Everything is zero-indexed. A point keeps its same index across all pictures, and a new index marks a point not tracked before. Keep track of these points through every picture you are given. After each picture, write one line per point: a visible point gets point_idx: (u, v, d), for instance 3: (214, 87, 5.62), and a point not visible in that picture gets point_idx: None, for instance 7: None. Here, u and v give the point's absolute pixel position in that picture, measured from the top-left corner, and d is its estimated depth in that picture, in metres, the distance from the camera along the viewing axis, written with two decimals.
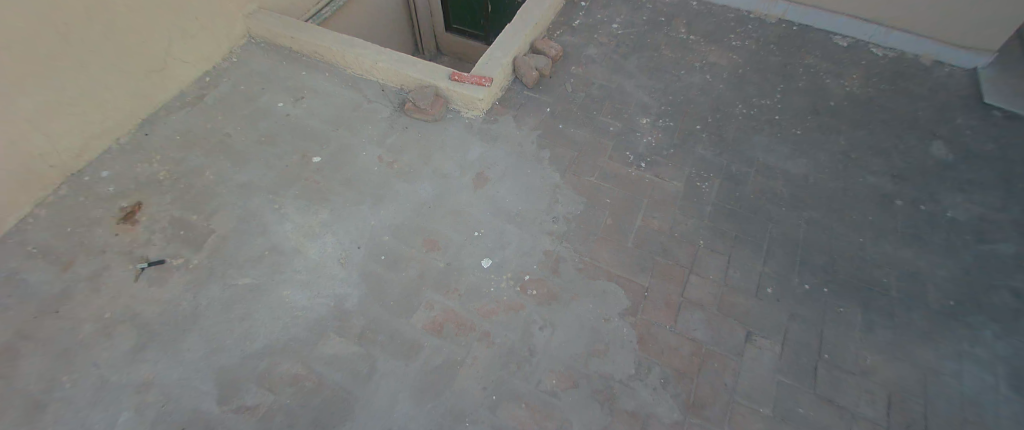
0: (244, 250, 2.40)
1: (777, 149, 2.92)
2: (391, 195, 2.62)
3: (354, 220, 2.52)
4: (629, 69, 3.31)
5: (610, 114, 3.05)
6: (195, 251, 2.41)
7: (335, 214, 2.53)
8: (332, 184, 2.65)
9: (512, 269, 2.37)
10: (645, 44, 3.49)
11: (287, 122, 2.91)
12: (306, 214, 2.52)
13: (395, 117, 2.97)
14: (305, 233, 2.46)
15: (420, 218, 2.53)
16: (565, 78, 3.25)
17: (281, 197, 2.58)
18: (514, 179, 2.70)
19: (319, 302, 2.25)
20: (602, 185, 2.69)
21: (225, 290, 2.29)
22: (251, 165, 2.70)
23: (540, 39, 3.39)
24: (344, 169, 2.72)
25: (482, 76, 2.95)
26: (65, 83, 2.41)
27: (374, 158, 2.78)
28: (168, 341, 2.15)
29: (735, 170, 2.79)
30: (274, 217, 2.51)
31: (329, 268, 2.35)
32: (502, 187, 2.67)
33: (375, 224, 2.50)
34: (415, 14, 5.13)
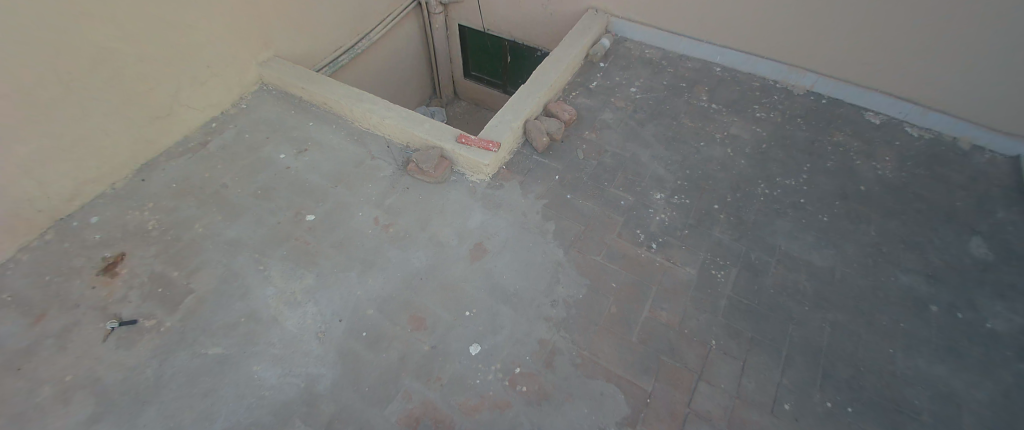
0: (221, 316, 2.26)
1: (801, 237, 2.70)
2: (383, 262, 2.48)
3: (339, 288, 2.36)
4: (644, 137, 3.18)
5: (622, 186, 2.88)
6: (170, 312, 2.28)
7: (320, 280, 2.39)
8: (322, 245, 2.53)
9: (502, 358, 2.17)
10: (664, 110, 3.36)
11: (287, 175, 2.83)
12: (291, 278, 2.39)
13: (396, 176, 2.86)
14: (285, 300, 2.32)
15: (409, 291, 2.36)
16: (578, 143, 3.12)
17: (267, 258, 2.46)
18: (514, 253, 2.53)
19: (289, 381, 2.07)
20: (608, 266, 2.49)
21: (193, 360, 2.14)
22: (243, 220, 2.61)
23: (554, 102, 3.31)
24: (337, 230, 2.60)
25: (490, 140, 2.84)
26: (62, 130, 2.37)
27: (370, 219, 2.66)
28: (125, 414, 1.99)
29: (754, 259, 2.57)
30: (258, 280, 2.38)
31: (305, 342, 2.18)
32: (501, 261, 2.50)
33: (361, 294, 2.35)
34: (434, 59, 5.15)
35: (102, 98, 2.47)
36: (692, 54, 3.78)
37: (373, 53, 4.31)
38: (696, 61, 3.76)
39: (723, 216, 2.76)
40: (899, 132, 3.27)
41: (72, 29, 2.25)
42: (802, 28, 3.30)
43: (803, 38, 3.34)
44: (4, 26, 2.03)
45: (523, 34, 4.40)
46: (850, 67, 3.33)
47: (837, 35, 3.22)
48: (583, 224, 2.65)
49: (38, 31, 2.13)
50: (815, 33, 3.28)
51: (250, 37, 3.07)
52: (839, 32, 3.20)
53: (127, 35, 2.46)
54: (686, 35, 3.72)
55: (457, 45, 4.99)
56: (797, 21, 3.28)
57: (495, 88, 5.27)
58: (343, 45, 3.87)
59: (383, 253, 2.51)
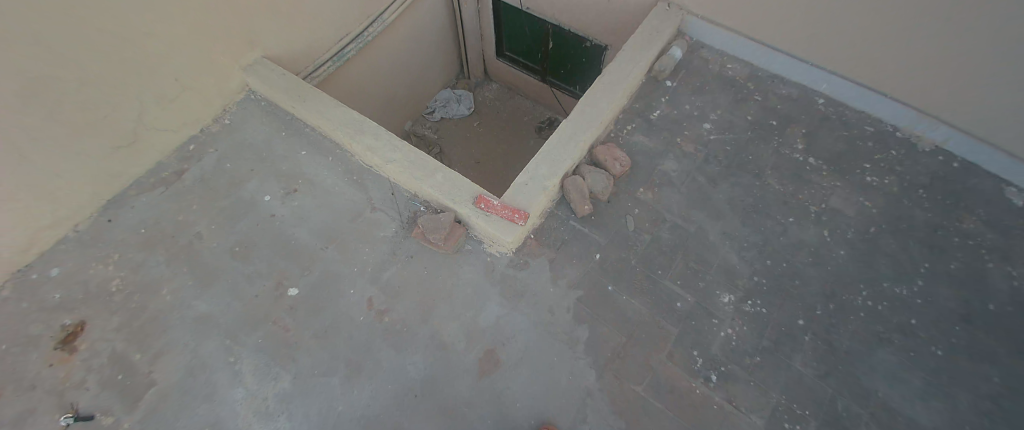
0: (184, 423, 1.93)
1: (905, 378, 2.09)
2: (375, 365, 2.06)
3: (321, 398, 1.99)
4: (717, 205, 2.47)
5: (681, 278, 2.28)
6: (130, 408, 1.95)
7: (299, 384, 2.01)
8: (303, 335, 2.10)
9: None
10: (743, 163, 2.58)
11: (271, 227, 2.36)
12: (265, 378, 2.02)
13: (400, 238, 2.34)
14: (257, 409, 1.96)
15: (402, 412, 1.97)
16: (630, 206, 2.46)
17: (240, 346, 2.08)
18: (534, 371, 2.05)
19: None
20: (652, 402, 2.02)
21: None
22: (215, 289, 2.19)
23: (605, 144, 2.58)
24: (323, 313, 2.15)
25: (516, 208, 2.21)
26: (11, 183, 1.94)
27: (362, 301, 2.19)
28: None
29: (841, 410, 2.02)
30: (227, 375, 2.02)
31: None
32: (516, 379, 2.04)
33: (345, 409, 1.97)
34: (464, 35, 4.37)
35: (40, 138, 1.96)
36: (790, 75, 2.85)
37: (391, 37, 3.60)
38: (793, 85, 2.85)
39: (807, 338, 2.17)
40: None
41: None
42: (944, 64, 2.33)
43: (947, 81, 2.38)
44: None
45: (569, 20, 3.57)
46: (1004, 129, 2.37)
47: (999, 86, 2.26)
48: (626, 336, 2.12)
49: None
50: (967, 77, 2.32)
51: (230, 38, 2.43)
52: (1004, 82, 2.23)
53: (58, 50, 1.86)
54: (788, 52, 2.79)
55: (489, 19, 4.13)
56: (939, 51, 2.31)
57: (533, 74, 4.42)
58: (351, 32, 3.17)
59: (375, 354, 2.08)
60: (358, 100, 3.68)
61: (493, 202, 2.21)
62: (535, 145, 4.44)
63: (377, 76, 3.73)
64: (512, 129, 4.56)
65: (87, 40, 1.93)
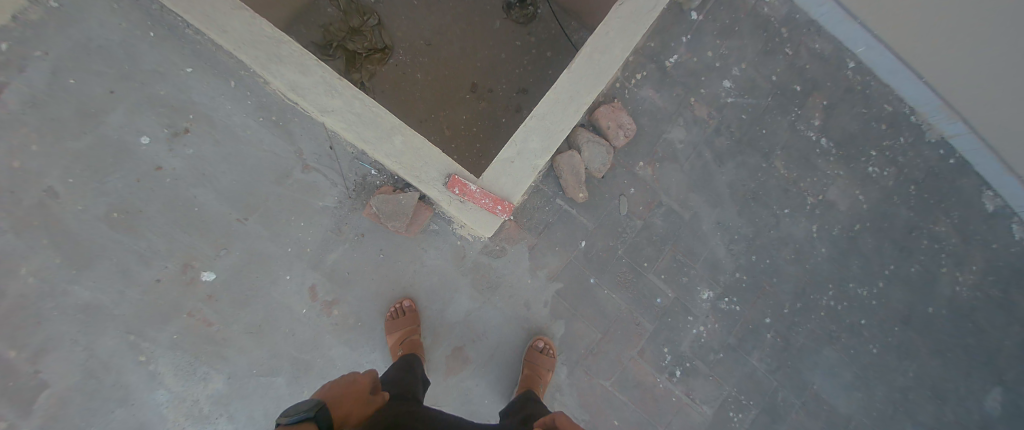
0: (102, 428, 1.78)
1: (841, 373, 2.28)
2: (325, 367, 1.92)
3: (261, 399, 1.88)
4: (718, 187, 2.22)
5: (665, 272, 2.15)
6: (22, 415, 1.73)
7: (234, 384, 1.87)
8: (230, 329, 1.83)
9: None
10: (755, 138, 2.29)
11: (163, 186, 1.75)
12: (189, 379, 1.83)
13: (345, 212, 1.85)
14: (187, 412, 1.84)
15: None
16: (625, 183, 2.13)
17: (149, 343, 1.78)
18: (501, 371, 2.02)
19: None
20: (616, 397, 2.11)
21: None
22: (100, 274, 1.74)
23: (608, 104, 2.13)
24: (251, 304, 1.83)
25: (499, 195, 1.81)
26: None
27: (302, 290, 1.86)
28: None
29: (779, 400, 2.22)
30: (140, 375, 1.79)
31: None
32: (485, 378, 2.03)
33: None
34: None
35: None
36: (821, 16, 2.35)
37: None
38: (830, 39, 2.39)
39: (767, 335, 2.23)
40: (1005, 233, 2.37)
41: None
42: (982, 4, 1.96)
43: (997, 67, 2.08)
44: None
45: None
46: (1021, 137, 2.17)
47: None
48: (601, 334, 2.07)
49: None
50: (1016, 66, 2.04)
51: None
52: None
53: None
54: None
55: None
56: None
57: None
58: None
59: (325, 351, 1.91)
60: None
61: (470, 185, 1.76)
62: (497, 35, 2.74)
63: None
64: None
65: None
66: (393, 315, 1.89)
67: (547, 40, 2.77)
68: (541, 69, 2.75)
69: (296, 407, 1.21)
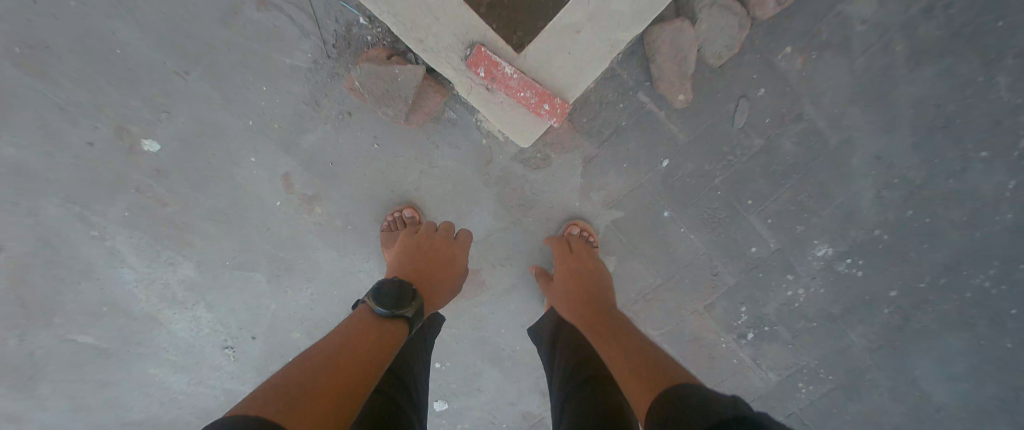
0: (73, 298, 1.61)
1: (950, 362, 1.68)
2: (310, 270, 1.61)
3: (240, 295, 1.65)
4: (896, 106, 1.51)
5: (773, 215, 1.63)
6: None
7: (207, 276, 1.60)
8: (190, 214, 1.47)
9: (474, 418, 2.15)
10: (974, 36, 1.45)
11: (71, 15, 1.27)
12: (154, 263, 1.56)
13: (332, 81, 1.35)
14: (160, 295, 1.63)
15: None
16: (751, 81, 1.50)
17: (96, 217, 1.46)
18: (529, 300, 1.72)
19: (203, 390, 1.88)
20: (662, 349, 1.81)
21: (65, 343, 1.73)
22: (18, 127, 1.35)
23: None
24: (210, 187, 1.44)
25: (548, 89, 1.22)
26: None
27: (275, 180, 1.44)
28: (19, 382, 1.79)
29: (864, 380, 1.73)
30: (99, 252, 1.53)
31: (210, 355, 1.80)
32: (511, 305, 1.76)
33: (278, 309, 1.70)
34: None
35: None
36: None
37: None
38: None
39: (886, 312, 1.67)
40: None
41: None
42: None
43: None
44: None
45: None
46: None
47: None
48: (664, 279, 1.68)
49: None
50: None
51: None
52: None
53: None
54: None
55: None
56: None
57: None
58: None
59: (306, 254, 1.58)
60: None
61: (503, 68, 1.16)
62: None
63: None
64: None
65: None
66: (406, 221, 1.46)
67: None
68: None
69: (385, 287, 1.11)
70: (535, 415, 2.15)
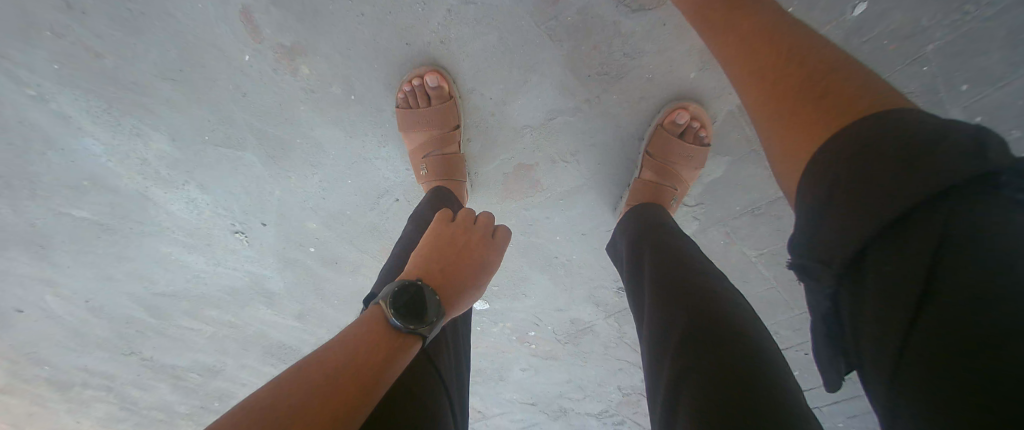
0: (42, 170, 1.33)
1: None
2: (312, 152, 1.21)
3: (237, 177, 1.29)
4: None
5: (986, 114, 1.09)
6: None
7: (190, 153, 1.23)
8: (140, 68, 1.06)
9: (513, 319, 1.94)
10: None
11: None
12: (119, 132, 1.20)
13: None
14: (143, 172, 1.30)
15: (377, 214, 1.38)
16: None
17: (21, 67, 1.08)
18: (596, 207, 1.31)
19: (227, 271, 1.71)
20: (755, 270, 1.45)
21: (60, 217, 1.51)
22: None
23: None
24: (158, 27, 1.01)
25: None
26: None
27: (243, 18, 0.99)
28: (32, 251, 1.66)
29: None
30: (46, 115, 1.17)
31: (223, 239, 1.54)
32: (571, 214, 1.33)
33: (286, 196, 1.35)
34: None
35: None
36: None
37: None
38: None
39: None
40: None
41: None
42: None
43: None
44: None
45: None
46: None
47: None
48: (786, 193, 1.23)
49: None
50: None
51: None
52: None
53: None
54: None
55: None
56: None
57: None
58: None
59: (302, 131, 1.16)
60: None
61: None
62: None
63: None
64: None
65: None
66: (447, 213, 0.92)
67: None
68: None
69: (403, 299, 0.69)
70: (586, 322, 1.90)
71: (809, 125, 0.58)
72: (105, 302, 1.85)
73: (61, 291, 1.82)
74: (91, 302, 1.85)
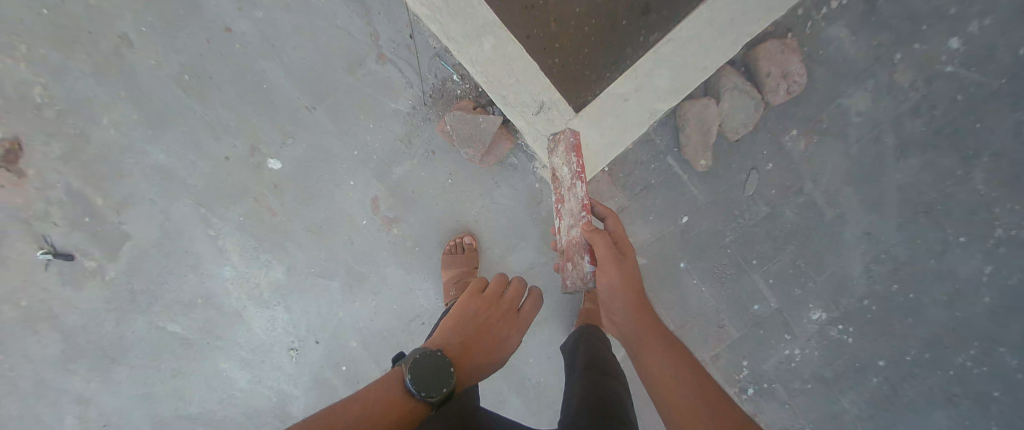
0: (174, 290, 1.92)
1: None
2: (378, 284, 1.89)
3: (316, 300, 1.91)
4: (885, 188, 1.79)
5: (777, 278, 1.89)
6: (111, 260, 1.90)
7: (292, 280, 1.88)
8: (294, 224, 1.80)
9: None
10: (962, 134, 1.74)
11: (234, 55, 1.68)
12: (253, 263, 1.86)
13: (421, 121, 1.73)
14: (250, 294, 1.91)
15: (407, 335, 1.93)
16: (759, 154, 1.82)
17: (215, 219, 1.80)
18: (555, 333, 1.98)
19: (262, 388, 2.00)
20: None
21: (153, 330, 1.97)
22: (172, 136, 1.72)
23: (778, 38, 1.73)
24: (315, 202, 1.79)
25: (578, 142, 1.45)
26: None
27: (366, 201, 1.79)
28: (97, 364, 1.99)
29: None
30: (210, 249, 1.84)
31: (276, 355, 1.97)
32: (541, 336, 2.00)
33: (345, 317, 1.93)
34: None
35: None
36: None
37: None
38: None
39: (875, 381, 1.88)
40: None
41: None
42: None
43: None
44: None
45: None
46: None
47: None
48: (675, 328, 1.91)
49: None
50: None
51: None
52: None
53: None
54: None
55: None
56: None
57: None
58: None
59: (378, 268, 1.86)
60: None
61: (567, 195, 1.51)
62: None
63: None
64: None
65: None
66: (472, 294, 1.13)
67: None
68: None
69: (423, 364, 0.91)
70: None
71: (721, 412, 0.90)
72: (122, 424, 2.02)
73: (90, 412, 2.01)
74: (108, 425, 2.02)
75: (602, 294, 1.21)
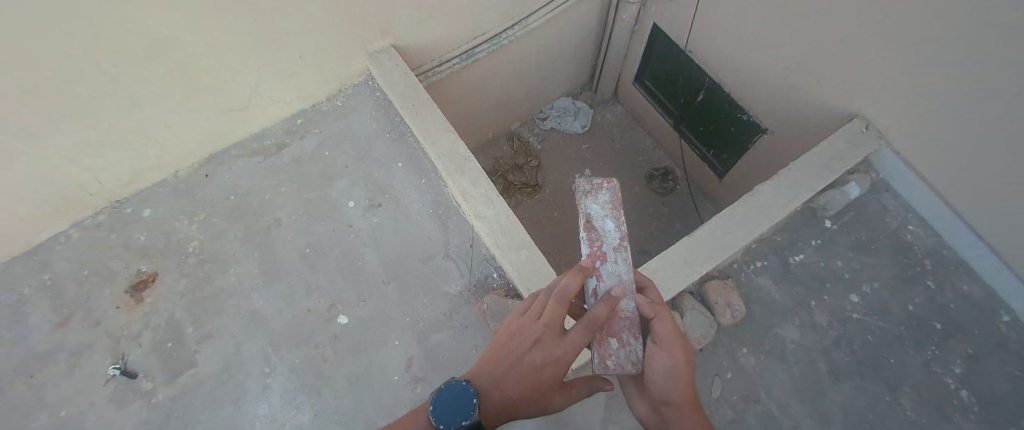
0: (203, 420, 2.06)
1: None
2: None
3: None
4: (828, 403, 2.18)
5: None
6: (168, 382, 2.11)
7: (316, 423, 2.07)
8: (338, 371, 2.15)
9: None
10: (881, 365, 2.23)
11: (346, 239, 2.37)
12: (288, 403, 2.10)
13: (462, 301, 2.27)
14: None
15: None
16: (723, 362, 2.25)
17: (276, 358, 2.17)
18: None
19: None
20: None
21: None
22: (275, 288, 2.27)
23: (719, 279, 2.38)
24: (362, 355, 2.18)
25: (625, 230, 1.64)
26: (129, 137, 2.08)
27: (403, 357, 2.18)
28: None
29: None
30: (258, 384, 2.13)
31: None
32: None
33: None
34: (622, 84, 4.59)
35: (34, 6, 1.52)
36: (918, 211, 2.46)
37: (555, 134, 4.71)
38: (976, 284, 2.35)
39: None
40: None
41: (142, 23, 1.75)
42: (1008, 159, 1.98)
43: None
44: (84, 52, 1.71)
45: (703, 58, 3.47)
46: None
47: None
48: None
49: (115, 54, 1.78)
50: None
51: (365, 24, 2.38)
52: None
53: (212, 35, 1.95)
54: (890, 144, 2.43)
55: (653, 15, 3.70)
56: (1016, 127, 1.89)
57: (679, 122, 4.15)
58: (489, 32, 3.07)
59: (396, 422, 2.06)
60: (426, 61, 2.90)
61: (612, 261, 1.59)
62: (633, 212, 4.36)
63: (484, 94, 3.84)
64: (622, 179, 4.48)
65: (233, 21, 1.95)
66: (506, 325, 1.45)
67: (672, 210, 4.37)
68: (657, 226, 4.29)
69: (444, 397, 1.28)
70: None
71: None
72: None
73: None
74: None
75: (659, 374, 1.40)
